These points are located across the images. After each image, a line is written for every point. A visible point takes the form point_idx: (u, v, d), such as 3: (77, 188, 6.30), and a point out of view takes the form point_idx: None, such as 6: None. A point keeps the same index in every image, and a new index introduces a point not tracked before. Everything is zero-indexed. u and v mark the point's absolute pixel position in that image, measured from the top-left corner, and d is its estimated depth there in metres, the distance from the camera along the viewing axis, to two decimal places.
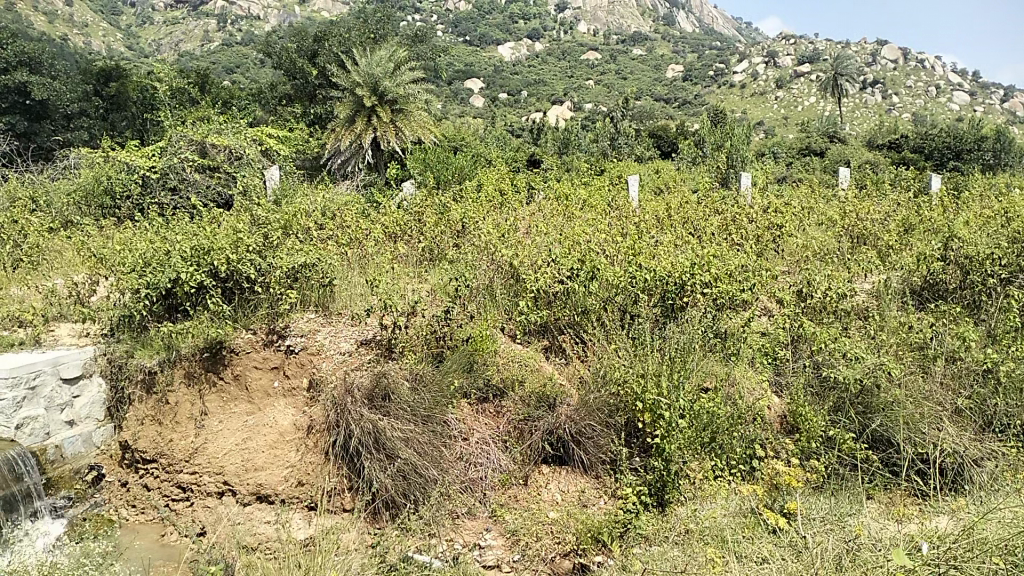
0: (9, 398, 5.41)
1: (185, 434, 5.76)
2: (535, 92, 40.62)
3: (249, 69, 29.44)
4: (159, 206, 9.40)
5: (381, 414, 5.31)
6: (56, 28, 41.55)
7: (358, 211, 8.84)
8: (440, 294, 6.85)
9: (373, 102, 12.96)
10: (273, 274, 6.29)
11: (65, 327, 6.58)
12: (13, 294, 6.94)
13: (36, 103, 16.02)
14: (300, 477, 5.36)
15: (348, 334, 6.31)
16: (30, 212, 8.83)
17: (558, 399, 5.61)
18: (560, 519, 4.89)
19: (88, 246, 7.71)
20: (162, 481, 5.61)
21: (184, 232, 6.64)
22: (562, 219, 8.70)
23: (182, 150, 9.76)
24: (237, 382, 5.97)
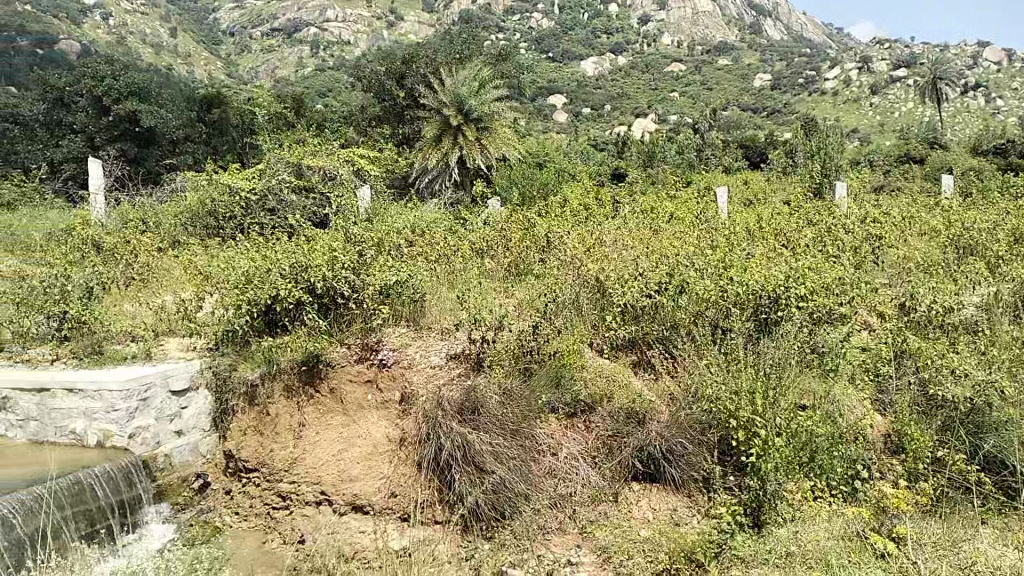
0: (122, 409, 5.76)
1: (285, 444, 6.01)
2: (618, 106, 40.50)
3: (340, 91, 30.51)
4: (259, 225, 9.83)
5: (471, 427, 5.36)
6: (163, 59, 44.12)
7: (446, 228, 9.01)
8: (527, 309, 6.87)
9: (458, 121, 13.27)
10: (366, 289, 6.46)
11: (174, 342, 6.95)
12: (127, 311, 7.36)
13: (145, 130, 15.87)
14: (393, 489, 5.53)
15: (438, 348, 6.40)
16: (141, 231, 9.36)
17: (648, 415, 5.56)
18: (652, 538, 4.81)
19: (194, 264, 8.13)
20: (264, 489, 5.90)
21: (283, 250, 6.92)
22: (649, 232, 8.63)
23: (280, 172, 10.22)
24: (333, 395, 6.14)
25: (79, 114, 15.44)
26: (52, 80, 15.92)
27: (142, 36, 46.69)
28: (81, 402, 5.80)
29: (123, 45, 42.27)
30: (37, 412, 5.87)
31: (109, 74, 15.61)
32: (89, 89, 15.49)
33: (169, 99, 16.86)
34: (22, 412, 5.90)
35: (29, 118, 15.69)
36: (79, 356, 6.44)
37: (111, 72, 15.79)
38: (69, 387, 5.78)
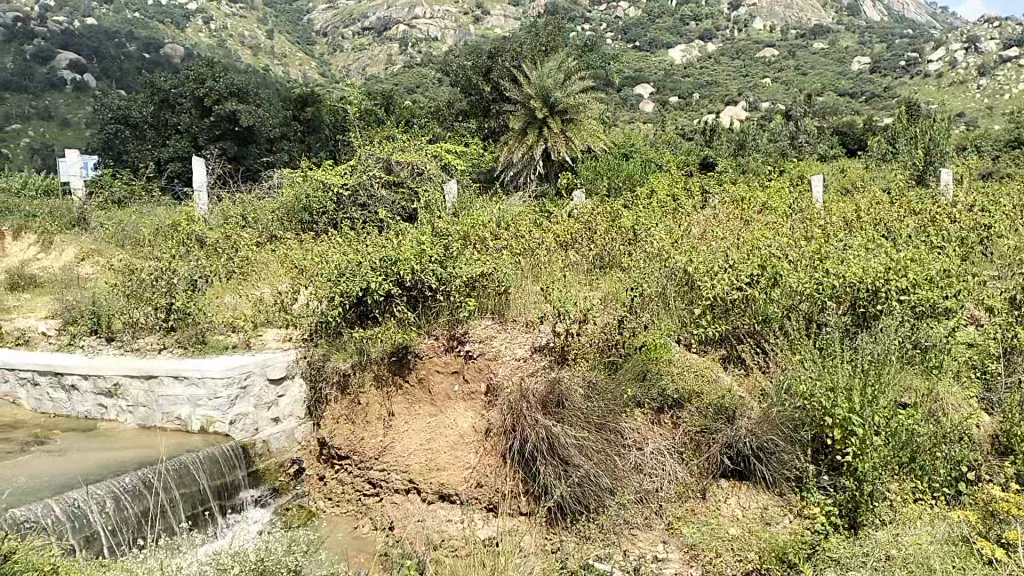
0: (224, 396, 6.11)
1: (376, 433, 6.19)
2: (707, 94, 39.52)
3: (428, 86, 30.95)
4: (350, 220, 10.12)
5: (555, 419, 5.40)
6: (260, 60, 45.84)
7: (531, 221, 9.02)
8: (612, 302, 6.79)
9: (543, 114, 13.29)
10: (452, 283, 6.52)
11: (271, 332, 7.24)
12: (227, 302, 7.71)
13: (244, 129, 16.59)
14: (479, 479, 5.62)
15: (522, 340, 6.41)
16: (241, 228, 9.75)
17: (738, 411, 5.42)
18: (741, 536, 4.71)
19: (290, 258, 8.43)
20: (355, 477, 6.11)
21: (373, 244, 7.10)
22: (740, 222, 8.41)
23: (370, 168, 10.45)
24: (421, 385, 6.27)
25: (183, 116, 16.22)
26: (159, 83, 16.78)
27: (240, 39, 48.77)
28: (186, 389, 6.15)
29: (223, 49, 44.09)
30: (145, 398, 6.27)
31: (211, 77, 16.39)
32: (192, 91, 16.23)
33: (266, 99, 17.50)
34: (133, 398, 6.31)
35: (138, 120, 16.56)
36: (184, 345, 6.84)
37: (212, 74, 16.52)
38: (174, 374, 6.13)
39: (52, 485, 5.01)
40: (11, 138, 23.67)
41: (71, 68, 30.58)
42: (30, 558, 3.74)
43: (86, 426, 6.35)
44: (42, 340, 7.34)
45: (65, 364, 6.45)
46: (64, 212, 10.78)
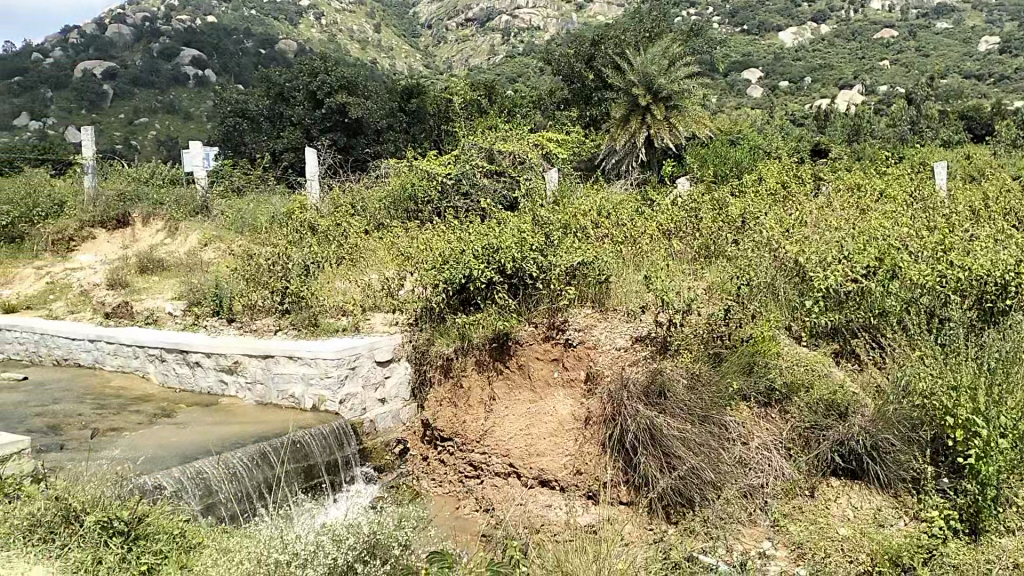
0: (334, 376, 6.38)
1: (476, 416, 6.31)
2: (820, 77, 37.78)
3: (530, 76, 31.02)
4: (454, 209, 10.29)
5: (656, 410, 5.38)
6: (367, 53, 47.14)
7: (634, 209, 8.89)
8: (717, 293, 6.63)
9: (647, 101, 13.07)
10: (553, 271, 6.55)
11: (378, 316, 7.46)
12: (337, 287, 8.02)
13: (353, 121, 16.85)
14: (579, 466, 5.67)
15: (624, 329, 6.32)
16: (350, 215, 10.12)
17: (851, 408, 5.25)
18: (852, 537, 4.55)
19: (396, 246, 8.66)
20: (457, 458, 6.28)
21: (476, 231, 7.20)
22: (854, 212, 8.05)
23: (472, 157, 10.57)
24: (521, 371, 6.34)
25: (296, 108, 16.94)
26: (274, 77, 17.61)
27: (348, 33, 50.41)
28: (299, 368, 6.47)
29: (333, 42, 45.58)
30: (262, 375, 6.63)
31: (322, 70, 17.03)
32: (306, 86, 16.99)
33: (373, 91, 17.57)
34: (250, 375, 6.68)
35: (255, 113, 17.42)
36: (297, 327, 7.20)
37: (324, 68, 17.18)
38: (288, 354, 6.46)
39: (178, 454, 5.37)
40: (141, 131, 25.31)
41: (194, 63, 32.30)
42: (159, 523, 4.02)
43: (208, 400, 6.78)
44: (169, 319, 7.89)
45: (190, 342, 6.91)
46: (189, 199, 11.46)
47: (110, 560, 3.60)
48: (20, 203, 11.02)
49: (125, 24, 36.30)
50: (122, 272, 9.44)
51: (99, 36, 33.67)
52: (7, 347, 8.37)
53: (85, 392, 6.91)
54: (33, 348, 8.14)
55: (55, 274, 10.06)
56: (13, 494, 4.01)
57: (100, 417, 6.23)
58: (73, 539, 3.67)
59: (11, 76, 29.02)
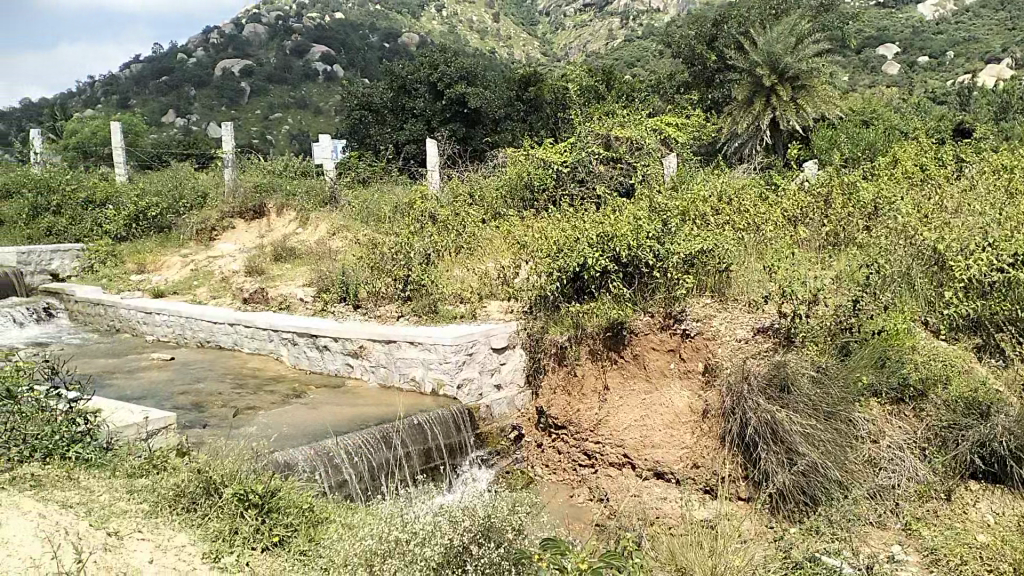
0: (453, 361, 6.55)
1: (591, 405, 6.36)
2: (967, 49, 34.89)
3: (648, 60, 30.38)
4: (569, 197, 10.25)
5: (779, 404, 5.21)
6: (485, 43, 47.67)
7: (756, 194, 8.54)
8: (847, 282, 6.28)
9: (772, 81, 12.58)
10: (671, 258, 6.43)
11: (495, 304, 7.60)
12: (456, 274, 8.21)
13: (472, 111, 17.17)
14: (695, 460, 5.62)
15: (745, 319, 6.12)
16: (468, 205, 10.33)
17: (994, 407, 4.90)
18: (993, 545, 4.25)
19: (512, 234, 8.75)
20: (571, 447, 6.37)
21: (591, 219, 7.18)
22: (1004, 195, 7.43)
23: (588, 144, 10.49)
24: (636, 361, 6.28)
25: (418, 101, 17.41)
26: (397, 70, 18.10)
27: (468, 24, 51.18)
28: (420, 353, 6.70)
29: (452, 34, 46.37)
30: (385, 360, 6.91)
31: (442, 62, 17.40)
32: (427, 78, 17.41)
33: (492, 81, 17.85)
34: (374, 359, 6.98)
35: (380, 105, 18.02)
36: (418, 314, 7.44)
37: (444, 59, 17.55)
38: (410, 339, 6.70)
39: (308, 433, 5.68)
40: (275, 126, 26.74)
41: (323, 59, 33.72)
42: (290, 498, 4.25)
43: (336, 381, 7.14)
44: (301, 305, 8.36)
45: (320, 327, 7.30)
46: (318, 191, 11.92)
47: (246, 530, 3.88)
48: (168, 195, 12.10)
49: (260, 24, 38.34)
50: (259, 261, 10.06)
51: (238, 36, 35.77)
52: (157, 330, 9.09)
53: (225, 372, 7.43)
54: (179, 330, 8.80)
55: (199, 261, 10.82)
56: (161, 466, 4.40)
57: (239, 396, 6.68)
58: (212, 509, 3.96)
59: (161, 76, 31.28)
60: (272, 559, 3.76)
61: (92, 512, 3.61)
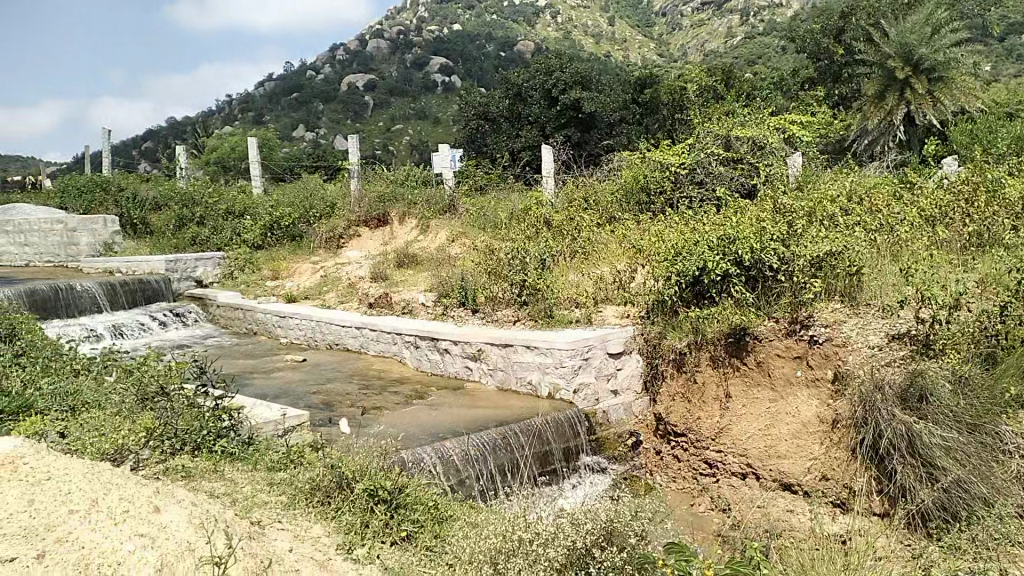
0: (569, 365, 6.58)
1: (711, 413, 6.23)
2: None
3: (770, 56, 29.34)
4: (688, 199, 10.06)
5: (916, 414, 4.97)
6: (600, 47, 47.54)
7: (889, 193, 8.10)
8: (993, 286, 5.85)
9: (905, 74, 11.94)
10: (796, 262, 6.21)
11: (611, 309, 7.57)
12: (572, 279, 8.24)
13: (587, 115, 17.17)
14: (824, 471, 5.43)
15: (877, 326, 5.82)
16: (583, 210, 10.35)
17: None
18: None
19: (628, 239, 8.69)
20: (691, 455, 6.27)
21: (712, 221, 7.02)
22: None
23: (707, 145, 10.26)
24: (759, 368, 6.07)
25: (533, 107, 17.58)
26: (513, 78, 18.33)
27: (583, 29, 51.23)
28: (536, 357, 6.77)
29: (567, 40, 46.52)
30: (503, 363, 7.04)
31: (558, 68, 17.51)
32: (542, 84, 17.55)
33: (608, 85, 17.79)
34: (493, 362, 7.13)
35: (496, 113, 18.34)
36: (535, 319, 7.52)
37: (560, 65, 17.64)
38: (527, 344, 6.78)
39: (429, 433, 5.85)
40: (396, 137, 27.71)
41: (441, 71, 34.64)
42: (417, 495, 4.40)
43: (456, 384, 7.34)
44: (422, 310, 8.64)
45: (441, 331, 7.53)
46: (438, 199, 12.22)
47: (376, 524, 4.04)
48: (300, 205, 12.82)
49: (382, 39, 39.84)
50: (383, 267, 10.45)
51: (362, 53, 37.36)
52: (290, 332, 9.61)
53: (352, 373, 7.77)
54: (309, 333, 9.28)
55: (329, 268, 11.36)
56: (298, 461, 4.65)
57: (364, 396, 6.97)
58: (346, 503, 4.15)
59: (292, 93, 33.11)
60: (401, 553, 3.91)
61: (236, 502, 3.87)
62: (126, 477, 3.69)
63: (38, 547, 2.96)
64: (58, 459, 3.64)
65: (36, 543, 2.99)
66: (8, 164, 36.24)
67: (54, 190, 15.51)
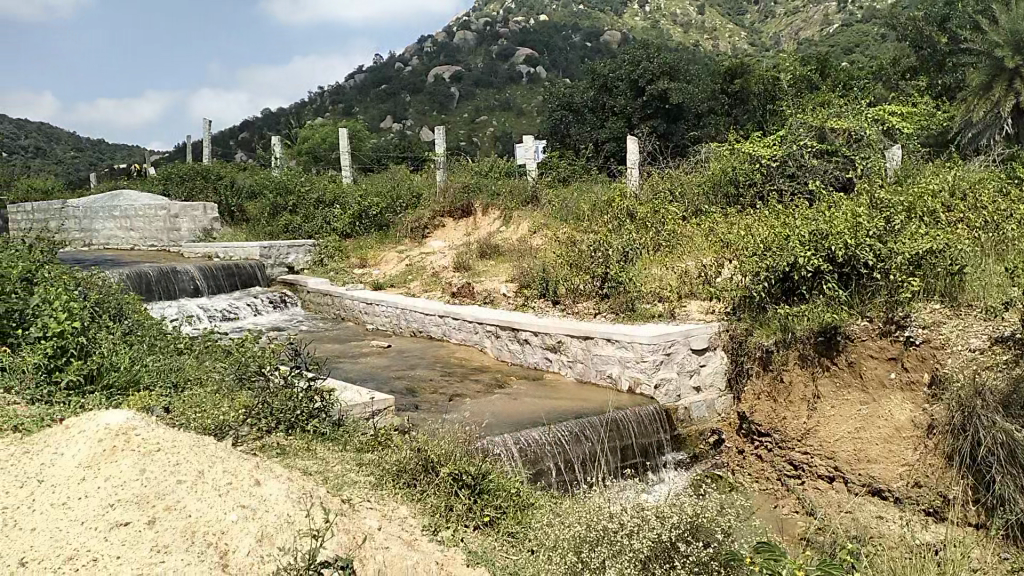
0: (650, 360, 6.53)
1: (798, 413, 6.09)
2: None
3: (869, 45, 28.14)
4: (778, 193, 9.79)
5: (1019, 423, 4.74)
6: (689, 37, 46.63)
7: (997, 188, 7.67)
8: None
9: (1016, 61, 11.21)
10: (894, 259, 5.99)
11: (695, 303, 7.46)
12: (655, 272, 8.16)
13: (674, 106, 16.91)
14: (917, 478, 5.25)
15: (979, 328, 5.56)
16: (669, 203, 10.22)
17: None
18: None
19: (715, 232, 8.54)
20: (775, 455, 6.15)
21: (803, 215, 6.83)
22: None
23: (800, 137, 9.95)
24: (851, 369, 5.90)
25: (619, 98, 17.42)
26: (599, 69, 18.18)
27: (671, 19, 50.39)
28: (617, 351, 6.76)
29: (655, 30, 45.84)
30: (583, 355, 7.05)
31: (645, 58, 17.29)
32: (629, 74, 17.37)
33: (696, 75, 17.46)
34: (573, 355, 7.15)
35: (581, 104, 18.24)
36: (617, 312, 7.49)
37: (647, 55, 17.41)
38: (609, 337, 6.77)
39: (511, 422, 5.91)
40: (480, 129, 27.93)
41: (527, 62, 34.69)
42: (500, 481, 4.49)
43: (536, 374, 7.40)
44: (504, 301, 8.74)
45: (522, 322, 7.60)
46: (521, 190, 12.17)
47: (460, 508, 4.14)
48: (387, 195, 13.10)
49: (469, 31, 40.17)
50: (466, 257, 10.60)
51: (449, 45, 37.83)
52: (376, 319, 9.87)
53: (435, 360, 7.93)
54: (395, 320, 9.51)
55: (414, 257, 11.59)
56: (385, 442, 4.79)
57: (447, 383, 7.11)
58: (431, 486, 4.26)
59: (380, 85, 33.83)
60: (484, 538, 4.02)
61: (328, 481, 4.03)
62: (228, 452, 3.89)
63: (149, 514, 3.17)
64: (166, 431, 3.81)
65: (148, 509, 3.20)
66: (117, 153, 38.34)
67: (158, 177, 16.32)
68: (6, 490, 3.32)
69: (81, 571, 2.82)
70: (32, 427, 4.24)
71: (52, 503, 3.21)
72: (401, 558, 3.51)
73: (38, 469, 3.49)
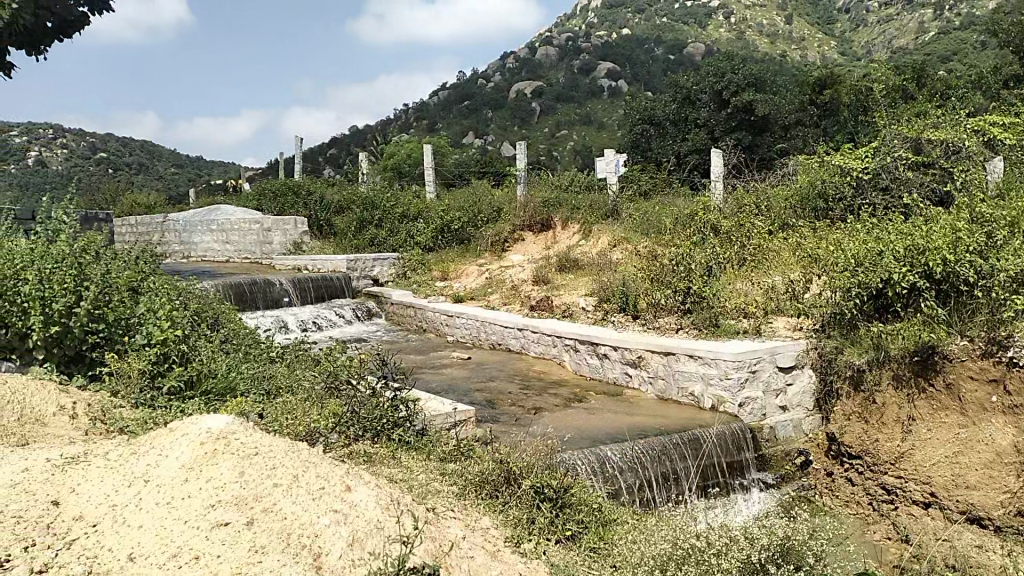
0: (734, 378, 6.40)
1: (891, 436, 5.86)
2: None
3: (968, 52, 26.90)
4: (868, 207, 9.49)
5: None
6: (775, 48, 45.65)
7: None
8: None
9: None
10: (996, 276, 5.73)
11: (782, 320, 7.29)
12: (739, 287, 8.02)
13: (760, 118, 16.63)
14: (1020, 507, 5.00)
15: None
16: (754, 216, 10.05)
17: None
18: None
19: (801, 248, 8.36)
20: (866, 479, 5.93)
21: (896, 229, 6.60)
22: None
23: (895, 148, 9.59)
24: (949, 391, 5.64)
25: (703, 110, 17.19)
26: (682, 82, 18.00)
27: (756, 29, 49.44)
28: (700, 367, 6.66)
29: (739, 41, 45.07)
30: (664, 371, 7.00)
31: (730, 69, 16.99)
32: (712, 86, 17.13)
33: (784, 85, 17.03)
34: (653, 370, 7.09)
35: (663, 117, 18.11)
36: (699, 327, 7.40)
37: (732, 66, 17.10)
38: (691, 353, 6.69)
39: (590, 437, 5.91)
40: (561, 143, 28.02)
41: (608, 75, 34.63)
42: (581, 496, 4.50)
43: (615, 389, 7.37)
44: (584, 314, 8.75)
45: (602, 336, 7.59)
46: (601, 204, 12.15)
47: (542, 520, 4.18)
48: (468, 209, 13.29)
49: (551, 46, 40.40)
50: (545, 271, 10.65)
51: (531, 60, 38.17)
52: (457, 331, 10.02)
53: (514, 373, 8.00)
54: (475, 332, 9.63)
55: (494, 271, 11.72)
56: (467, 453, 4.87)
57: (526, 396, 7.17)
58: (512, 498, 4.31)
59: (464, 101, 34.43)
60: (566, 551, 4.05)
61: (412, 489, 4.13)
62: (321, 457, 4.03)
63: (247, 515, 3.33)
64: (263, 437, 3.97)
65: (246, 510, 3.36)
66: (214, 169, 40.30)
67: (253, 193, 17.06)
68: (117, 488, 3.56)
69: (186, 567, 2.99)
70: (138, 430, 4.54)
71: (158, 502, 3.41)
72: (485, 567, 3.58)
73: (144, 469, 3.72)
